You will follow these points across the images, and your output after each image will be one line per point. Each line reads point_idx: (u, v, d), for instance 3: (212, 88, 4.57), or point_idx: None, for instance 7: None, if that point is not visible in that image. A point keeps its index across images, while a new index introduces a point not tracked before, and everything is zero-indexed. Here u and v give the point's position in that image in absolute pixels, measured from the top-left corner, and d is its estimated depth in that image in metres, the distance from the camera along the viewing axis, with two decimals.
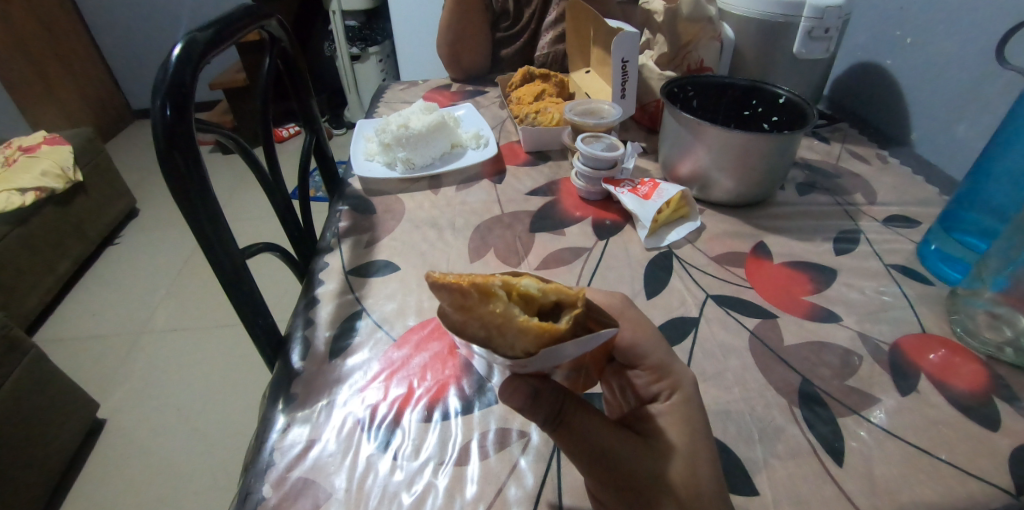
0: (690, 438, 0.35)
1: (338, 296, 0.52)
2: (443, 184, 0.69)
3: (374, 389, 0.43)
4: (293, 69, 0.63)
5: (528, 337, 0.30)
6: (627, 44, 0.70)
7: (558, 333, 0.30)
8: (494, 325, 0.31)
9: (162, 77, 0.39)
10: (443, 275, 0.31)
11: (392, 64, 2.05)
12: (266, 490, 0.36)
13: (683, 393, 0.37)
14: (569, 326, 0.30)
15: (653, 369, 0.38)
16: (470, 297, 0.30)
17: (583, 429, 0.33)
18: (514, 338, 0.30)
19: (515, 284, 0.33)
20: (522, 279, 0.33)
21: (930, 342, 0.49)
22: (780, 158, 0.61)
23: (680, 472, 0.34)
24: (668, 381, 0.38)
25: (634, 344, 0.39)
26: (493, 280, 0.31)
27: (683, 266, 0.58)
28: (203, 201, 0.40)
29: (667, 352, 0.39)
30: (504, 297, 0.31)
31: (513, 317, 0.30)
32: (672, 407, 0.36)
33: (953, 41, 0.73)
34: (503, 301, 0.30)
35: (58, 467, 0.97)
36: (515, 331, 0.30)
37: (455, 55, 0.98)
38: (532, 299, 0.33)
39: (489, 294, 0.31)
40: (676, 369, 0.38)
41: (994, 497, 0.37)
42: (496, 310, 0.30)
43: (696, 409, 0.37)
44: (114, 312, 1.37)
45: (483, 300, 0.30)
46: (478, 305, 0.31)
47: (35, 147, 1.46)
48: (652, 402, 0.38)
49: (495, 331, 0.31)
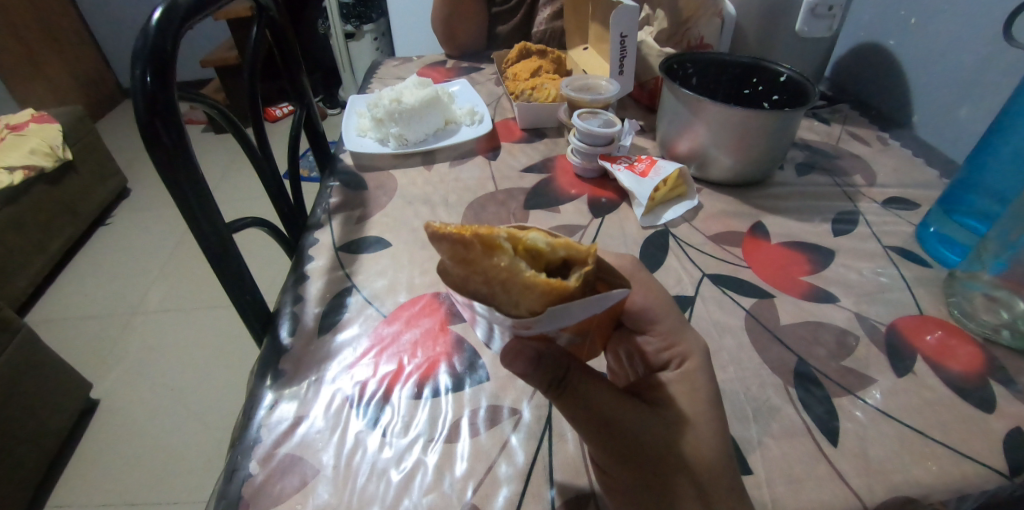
0: (701, 408, 0.35)
1: (328, 272, 0.51)
2: (436, 160, 0.68)
3: (363, 365, 0.42)
4: (282, 40, 0.61)
5: (534, 293, 0.30)
6: (626, 18, 0.67)
7: (566, 291, 0.29)
8: (499, 280, 0.30)
9: (142, 43, 0.37)
10: (444, 226, 0.30)
11: (387, 42, 2.02)
12: (253, 467, 0.36)
13: (694, 361, 0.37)
14: (578, 284, 0.30)
15: (663, 335, 0.38)
16: (473, 249, 0.30)
17: (590, 397, 0.33)
18: (519, 295, 0.30)
19: (521, 239, 0.32)
20: (529, 235, 0.32)
21: (927, 324, 0.49)
22: (780, 135, 0.59)
23: (690, 440, 0.33)
24: (678, 349, 0.38)
25: (644, 310, 0.39)
26: (499, 233, 0.31)
27: (679, 245, 0.57)
28: (186, 173, 0.39)
29: (677, 319, 0.39)
30: (509, 250, 0.30)
31: (518, 271, 0.30)
32: (683, 376, 0.36)
33: (957, 21, 0.71)
34: (508, 255, 0.30)
35: (51, 448, 0.96)
36: (520, 286, 0.30)
37: (449, 29, 0.95)
38: (540, 254, 0.33)
39: (494, 247, 0.30)
40: (688, 337, 0.38)
41: (988, 479, 0.37)
42: (501, 264, 0.30)
43: (704, 380, 0.36)
44: (106, 293, 1.35)
45: (487, 254, 0.30)
46: (482, 259, 0.30)
47: (23, 125, 1.43)
48: (662, 369, 0.38)
49: (500, 288, 0.30)
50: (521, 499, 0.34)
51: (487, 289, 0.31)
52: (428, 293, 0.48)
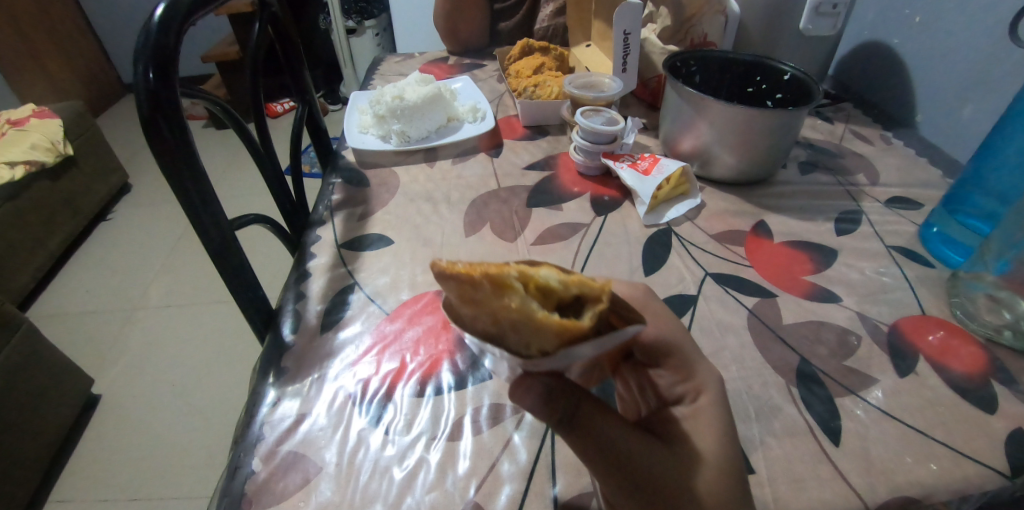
0: (716, 444, 0.34)
1: (330, 269, 0.51)
2: (439, 157, 0.67)
3: (365, 363, 0.42)
4: (284, 36, 0.61)
5: (547, 335, 0.28)
6: (629, 16, 0.67)
7: (579, 332, 0.28)
8: (509, 321, 0.29)
9: (145, 40, 0.37)
10: (452, 264, 0.29)
11: (389, 38, 2.01)
12: (256, 464, 0.36)
13: (708, 396, 0.36)
14: (592, 324, 0.29)
15: (678, 368, 0.38)
16: (482, 289, 0.28)
17: (602, 433, 0.32)
18: (530, 336, 0.29)
19: (533, 276, 0.31)
20: (540, 271, 0.31)
21: (929, 324, 0.49)
22: (784, 134, 0.59)
23: (703, 477, 0.32)
24: (693, 382, 0.37)
25: (659, 341, 0.38)
26: (510, 272, 0.29)
27: (682, 243, 0.57)
28: (189, 170, 0.39)
29: (692, 350, 0.38)
30: (521, 290, 0.29)
31: (531, 311, 0.28)
32: (697, 411, 0.35)
33: (962, 20, 0.71)
34: (520, 295, 0.28)
35: (53, 443, 0.97)
36: (532, 327, 0.28)
37: (452, 26, 0.94)
38: (552, 291, 0.31)
39: (505, 287, 0.29)
40: (703, 370, 0.37)
41: (988, 479, 0.37)
42: (512, 305, 0.28)
43: (720, 413, 0.35)
44: (108, 289, 1.36)
45: (497, 294, 0.28)
46: (492, 298, 0.29)
47: (24, 120, 1.43)
48: (675, 404, 0.37)
49: (510, 328, 0.29)
50: (524, 498, 0.34)
51: (497, 329, 0.29)
52: (430, 291, 0.48)
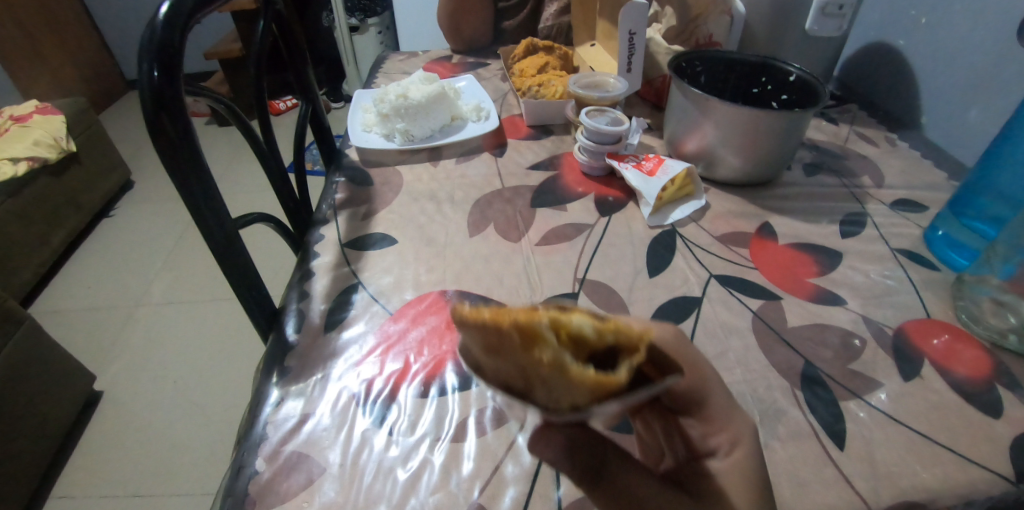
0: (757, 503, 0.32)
1: (334, 268, 0.51)
2: (442, 156, 0.67)
3: (369, 364, 0.42)
4: (288, 34, 0.61)
5: (582, 390, 0.27)
6: (634, 15, 0.67)
7: (614, 389, 0.27)
8: (539, 374, 0.27)
9: (150, 37, 0.36)
10: (478, 313, 0.28)
11: (392, 36, 2.01)
12: (260, 464, 0.36)
13: (743, 448, 0.34)
14: (628, 380, 0.27)
15: (710, 419, 0.36)
16: (510, 341, 0.27)
17: (628, 487, 0.32)
18: (562, 391, 0.27)
19: (566, 322, 0.29)
20: (574, 317, 0.29)
21: (934, 327, 0.49)
22: (789, 135, 0.59)
23: None
24: (727, 434, 0.35)
25: (691, 392, 0.36)
26: (541, 321, 0.27)
27: (686, 244, 0.56)
28: (193, 169, 0.39)
29: (726, 399, 0.36)
30: (554, 343, 0.27)
31: (565, 367, 0.26)
32: (734, 465, 0.34)
33: (969, 22, 0.70)
34: (552, 348, 0.27)
35: (56, 439, 0.97)
36: (565, 383, 0.27)
37: (457, 25, 0.93)
38: (586, 340, 0.29)
39: (535, 340, 0.27)
40: (736, 419, 0.35)
41: (993, 484, 0.37)
42: (544, 360, 0.26)
43: (758, 467, 0.33)
44: (110, 285, 1.36)
45: (526, 345, 0.27)
46: (521, 350, 0.27)
47: (27, 116, 1.42)
48: (708, 456, 0.36)
49: (540, 381, 0.28)
50: (528, 499, 0.34)
51: (527, 380, 0.28)
52: (434, 291, 0.48)
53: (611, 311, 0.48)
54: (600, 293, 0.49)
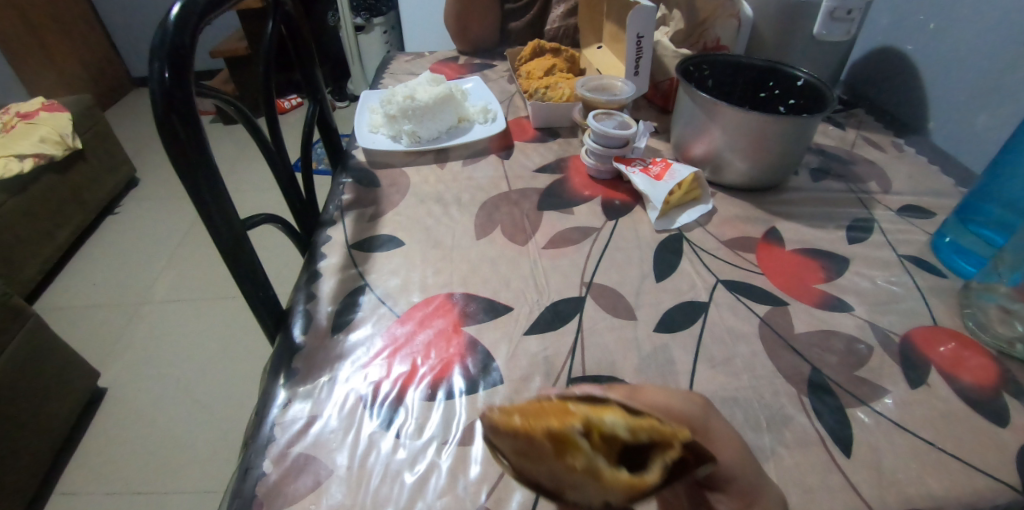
0: None
1: (341, 270, 0.51)
2: (449, 158, 0.67)
3: (376, 366, 0.42)
4: (297, 35, 0.61)
5: (614, 492, 0.25)
6: (643, 18, 0.67)
7: (647, 490, 0.26)
8: (572, 479, 0.26)
9: (161, 38, 0.36)
10: (508, 418, 0.26)
11: (397, 35, 2.01)
12: (267, 466, 0.36)
13: None
14: (659, 479, 0.26)
15: (740, 494, 0.31)
16: (542, 448, 0.25)
17: None
18: (594, 492, 0.26)
19: (597, 421, 0.26)
20: (606, 415, 0.26)
21: (941, 334, 0.48)
22: (797, 140, 0.59)
23: None
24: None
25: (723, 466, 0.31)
26: (574, 426, 0.25)
27: (693, 249, 0.56)
28: (203, 169, 0.39)
29: (756, 471, 0.32)
30: (588, 449, 0.25)
31: (597, 473, 0.25)
32: None
33: (979, 28, 0.70)
34: (585, 455, 0.25)
35: (59, 436, 0.97)
36: (598, 487, 0.25)
37: (463, 25, 0.93)
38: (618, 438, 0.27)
39: (568, 448, 0.25)
40: (768, 492, 0.32)
41: (1001, 493, 0.37)
42: (577, 467, 0.25)
43: None
44: (115, 282, 1.36)
45: (559, 451, 0.25)
46: (553, 456, 0.26)
47: (33, 113, 1.43)
48: None
49: (573, 485, 0.26)
50: (536, 503, 0.34)
51: (558, 481, 0.26)
52: (441, 294, 0.48)
53: (618, 315, 0.47)
54: (607, 297, 0.49)
